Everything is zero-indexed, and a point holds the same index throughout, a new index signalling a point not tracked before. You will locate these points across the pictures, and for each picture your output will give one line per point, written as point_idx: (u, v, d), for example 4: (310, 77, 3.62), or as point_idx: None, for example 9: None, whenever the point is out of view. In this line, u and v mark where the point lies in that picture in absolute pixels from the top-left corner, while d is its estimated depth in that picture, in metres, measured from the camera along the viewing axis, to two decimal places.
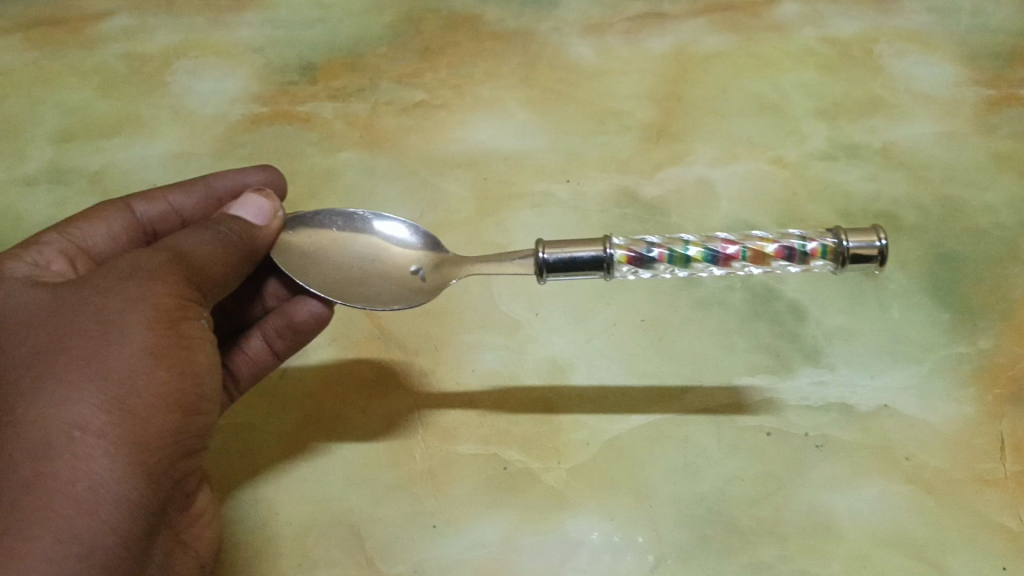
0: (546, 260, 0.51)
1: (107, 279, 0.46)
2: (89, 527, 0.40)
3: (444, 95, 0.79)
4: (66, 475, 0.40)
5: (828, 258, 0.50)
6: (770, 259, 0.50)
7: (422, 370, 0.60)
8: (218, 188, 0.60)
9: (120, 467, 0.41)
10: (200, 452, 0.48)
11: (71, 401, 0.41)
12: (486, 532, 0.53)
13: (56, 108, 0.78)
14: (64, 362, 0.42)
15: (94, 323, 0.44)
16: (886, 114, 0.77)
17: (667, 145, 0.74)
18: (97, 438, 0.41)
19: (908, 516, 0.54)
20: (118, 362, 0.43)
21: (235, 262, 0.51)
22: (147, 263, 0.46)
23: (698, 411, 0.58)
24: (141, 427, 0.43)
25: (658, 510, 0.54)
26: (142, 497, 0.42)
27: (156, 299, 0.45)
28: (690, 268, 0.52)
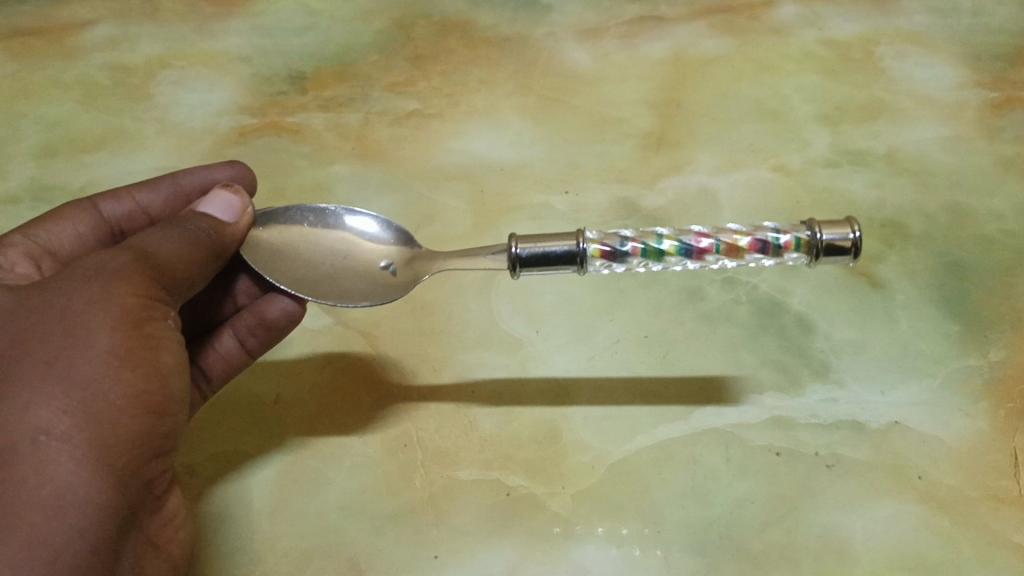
0: (518, 255, 0.49)
1: (70, 279, 0.43)
2: (54, 533, 0.37)
3: (437, 104, 0.77)
4: (28, 481, 0.37)
5: (802, 251, 0.48)
6: (744, 252, 0.49)
7: (421, 393, 0.59)
8: (186, 185, 0.58)
9: (86, 471, 0.38)
10: (171, 454, 0.44)
11: (33, 405, 0.39)
12: (490, 563, 0.51)
13: (37, 121, 0.76)
14: (25, 367, 0.40)
15: (56, 325, 0.41)
16: (889, 118, 0.75)
17: (667, 153, 0.72)
18: (61, 443, 0.38)
19: (924, 537, 0.52)
20: (82, 364, 0.40)
21: (205, 260, 0.48)
22: (111, 262, 0.44)
23: (706, 431, 0.56)
24: (109, 430, 0.40)
25: (667, 536, 0.52)
26: (111, 501, 0.39)
27: (121, 298, 0.42)
28: (664, 262, 0.50)
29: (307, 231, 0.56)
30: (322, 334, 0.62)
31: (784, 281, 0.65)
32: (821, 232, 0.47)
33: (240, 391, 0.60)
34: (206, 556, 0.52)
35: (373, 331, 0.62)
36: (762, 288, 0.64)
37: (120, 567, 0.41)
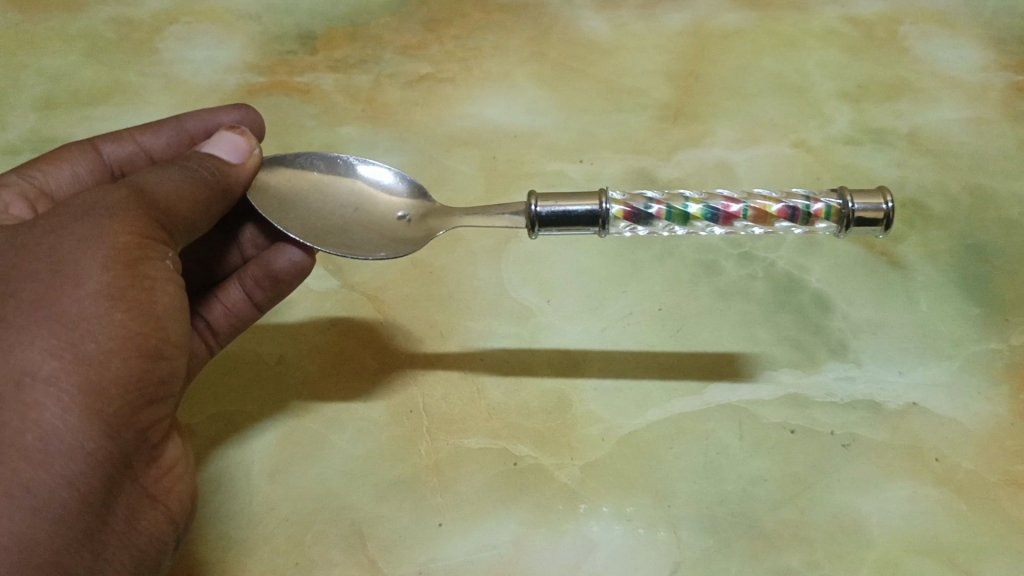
0: (538, 213, 0.47)
1: (61, 216, 0.42)
2: (39, 480, 0.36)
3: (450, 68, 0.75)
4: (13, 424, 0.36)
5: (833, 220, 0.47)
6: (774, 219, 0.47)
7: (428, 359, 0.57)
8: (191, 128, 0.56)
9: (76, 415, 0.37)
10: (166, 400, 0.42)
11: (19, 345, 0.37)
12: (496, 533, 0.49)
13: (41, 73, 0.74)
14: (12, 305, 0.38)
15: (46, 265, 0.40)
16: (912, 97, 0.74)
17: (685, 125, 0.71)
18: (48, 385, 0.37)
19: (942, 521, 0.50)
20: (70, 304, 0.39)
21: (206, 199, 0.47)
22: (104, 199, 0.42)
23: (718, 406, 0.55)
24: (98, 373, 0.38)
25: (678, 511, 0.50)
26: (102, 448, 0.38)
27: (113, 236, 0.41)
28: (690, 227, 0.49)
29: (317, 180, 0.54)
30: (328, 297, 0.61)
31: (802, 257, 0.63)
32: (850, 201, 0.46)
33: (242, 350, 0.58)
34: (201, 519, 0.50)
35: (379, 295, 0.61)
36: (780, 264, 0.63)
37: (113, 516, 0.40)
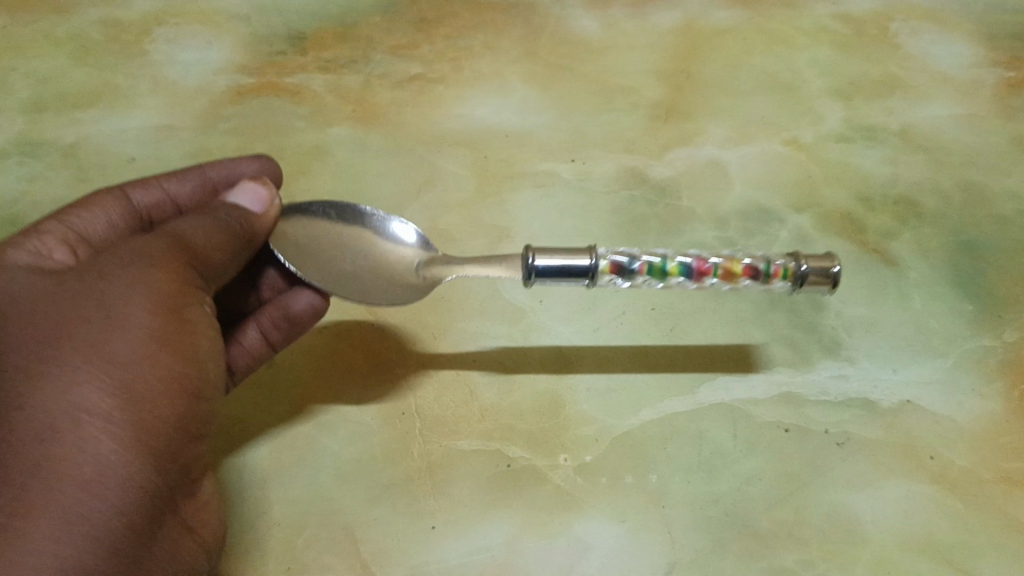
0: (534, 266, 0.46)
1: (108, 265, 0.44)
2: (94, 509, 0.37)
3: (441, 68, 0.75)
4: (70, 458, 0.38)
5: (789, 280, 0.47)
6: (741, 277, 0.47)
7: (420, 362, 0.56)
8: (214, 177, 0.57)
9: (126, 449, 0.39)
10: (206, 441, 0.44)
11: (77, 382, 0.39)
12: (489, 535, 0.49)
13: (28, 76, 0.73)
14: (65, 345, 0.40)
15: (95, 308, 0.42)
16: (904, 94, 0.74)
17: (677, 124, 0.71)
18: (103, 420, 0.39)
19: (936, 519, 0.50)
20: (122, 343, 0.41)
21: (240, 250, 0.49)
22: (146, 249, 0.44)
23: (713, 406, 0.55)
24: (148, 409, 0.40)
25: (672, 512, 0.50)
26: (151, 478, 0.39)
27: (161, 284, 0.43)
28: (667, 282, 0.48)
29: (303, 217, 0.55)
30: None
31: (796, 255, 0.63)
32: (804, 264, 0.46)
33: None
34: None
35: None
36: None
37: (159, 547, 0.41)
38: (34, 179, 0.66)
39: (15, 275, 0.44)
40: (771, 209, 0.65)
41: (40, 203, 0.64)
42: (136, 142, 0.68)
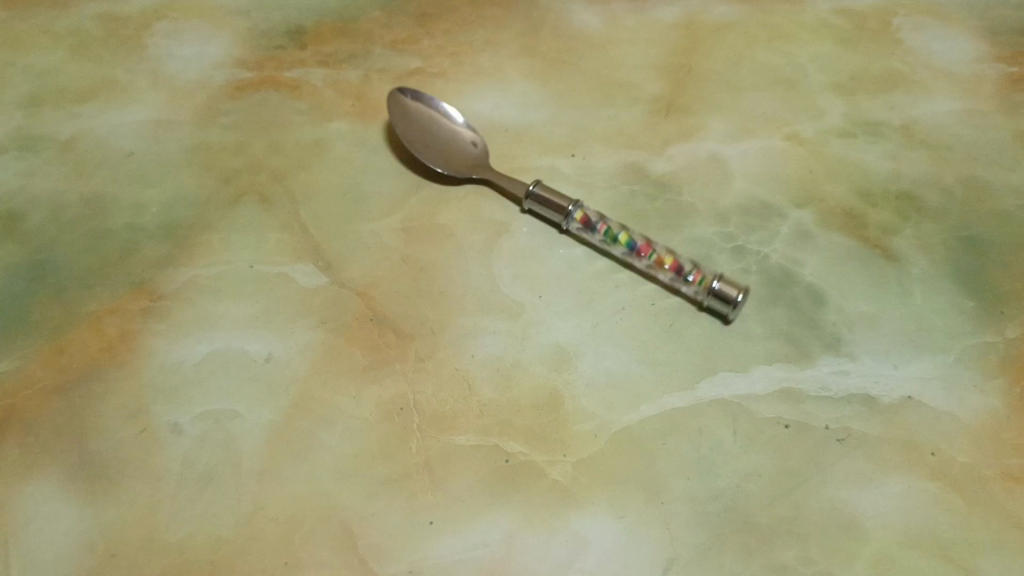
0: (531, 190, 0.62)
1: (92, 343, 0.55)
2: (67, 550, 0.48)
3: (440, 63, 0.74)
4: (63, 508, 0.49)
5: (702, 289, 0.57)
6: (665, 269, 0.58)
7: (419, 357, 0.56)
8: (151, 234, 0.61)
9: (111, 502, 0.49)
10: (148, 503, 0.49)
11: (77, 455, 0.51)
12: (488, 531, 0.49)
13: (25, 71, 0.73)
14: (67, 421, 0.52)
15: (75, 402, 0.53)
16: (906, 89, 0.73)
17: (677, 119, 0.70)
18: (86, 495, 0.50)
19: (938, 516, 0.50)
20: (83, 467, 0.51)
21: (131, 372, 0.54)
22: (125, 335, 0.56)
23: (712, 402, 0.54)
24: (117, 493, 0.50)
25: (672, 508, 0.50)
26: (105, 557, 0.48)
27: (118, 389, 0.54)
28: (614, 248, 0.60)
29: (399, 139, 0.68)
30: (317, 293, 0.59)
31: (796, 250, 0.62)
32: (735, 293, 0.56)
33: (231, 348, 0.56)
34: (188, 520, 0.49)
35: (370, 291, 0.59)
36: (774, 258, 0.62)
37: None
38: (32, 174, 0.65)
39: (24, 349, 0.55)
40: (772, 204, 0.65)
41: (38, 197, 0.64)
42: (134, 137, 0.68)
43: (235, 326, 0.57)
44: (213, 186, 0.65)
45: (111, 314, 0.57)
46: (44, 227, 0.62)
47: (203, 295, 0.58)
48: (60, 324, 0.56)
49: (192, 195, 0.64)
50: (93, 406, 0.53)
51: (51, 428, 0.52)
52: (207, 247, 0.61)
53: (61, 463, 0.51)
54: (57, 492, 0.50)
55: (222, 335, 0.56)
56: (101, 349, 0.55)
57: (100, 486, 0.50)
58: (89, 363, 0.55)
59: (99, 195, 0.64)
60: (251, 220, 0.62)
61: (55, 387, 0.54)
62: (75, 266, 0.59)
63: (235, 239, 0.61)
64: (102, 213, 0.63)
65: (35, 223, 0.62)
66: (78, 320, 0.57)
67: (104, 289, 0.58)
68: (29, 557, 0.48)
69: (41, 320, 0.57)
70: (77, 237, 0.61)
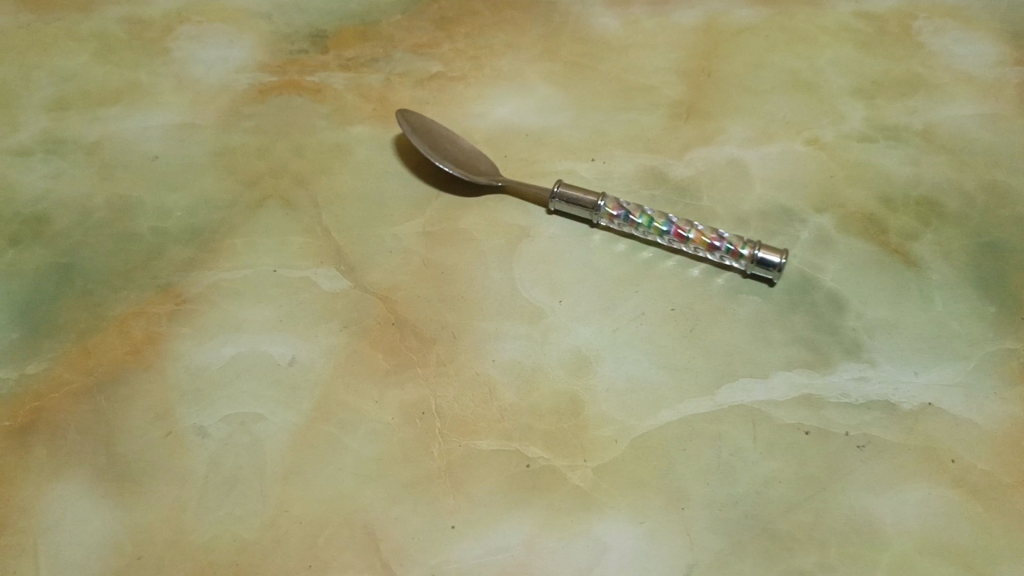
0: (558, 192, 0.63)
1: (119, 346, 0.56)
2: (94, 550, 0.48)
3: (461, 66, 0.75)
4: (91, 509, 0.50)
5: (744, 261, 0.60)
6: (704, 247, 0.60)
7: (440, 361, 0.56)
8: (176, 238, 0.62)
9: (137, 503, 0.50)
10: (174, 504, 0.50)
11: (104, 456, 0.52)
12: (509, 535, 0.49)
13: (52, 74, 0.74)
14: (95, 423, 0.53)
15: (102, 404, 0.54)
16: (927, 93, 0.73)
17: (697, 123, 0.70)
18: (113, 496, 0.50)
19: (957, 523, 0.50)
20: (110, 468, 0.51)
21: (158, 374, 0.55)
22: (151, 338, 0.57)
23: (732, 407, 0.55)
24: (143, 494, 0.50)
25: (692, 514, 0.50)
26: (131, 557, 0.48)
27: (145, 392, 0.54)
28: (649, 234, 0.62)
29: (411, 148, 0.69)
30: (340, 297, 0.59)
31: (816, 256, 0.62)
32: (777, 256, 0.58)
33: (255, 351, 0.56)
34: (213, 521, 0.50)
35: (392, 295, 0.59)
36: (794, 264, 0.62)
37: None
38: (58, 177, 0.66)
39: (52, 351, 0.56)
40: (792, 209, 0.65)
41: (64, 200, 0.65)
42: (158, 140, 0.69)
43: (259, 329, 0.57)
44: (237, 190, 0.65)
45: (138, 317, 0.58)
46: (70, 230, 0.63)
47: (228, 298, 0.59)
48: (88, 326, 0.57)
49: (216, 198, 0.65)
50: (120, 408, 0.54)
51: (78, 429, 0.53)
52: (232, 250, 0.61)
53: (88, 463, 0.52)
54: (85, 493, 0.51)
55: (247, 338, 0.57)
56: (127, 351, 0.56)
57: (126, 488, 0.51)
58: (115, 366, 0.55)
59: (125, 198, 0.65)
60: (274, 224, 0.63)
61: (83, 388, 0.54)
62: (102, 269, 0.60)
63: (259, 242, 0.62)
64: (127, 216, 0.64)
65: (62, 226, 0.63)
66: (105, 322, 0.57)
67: (130, 292, 0.59)
68: (57, 556, 0.48)
69: (68, 322, 0.57)
70: (103, 240, 0.62)
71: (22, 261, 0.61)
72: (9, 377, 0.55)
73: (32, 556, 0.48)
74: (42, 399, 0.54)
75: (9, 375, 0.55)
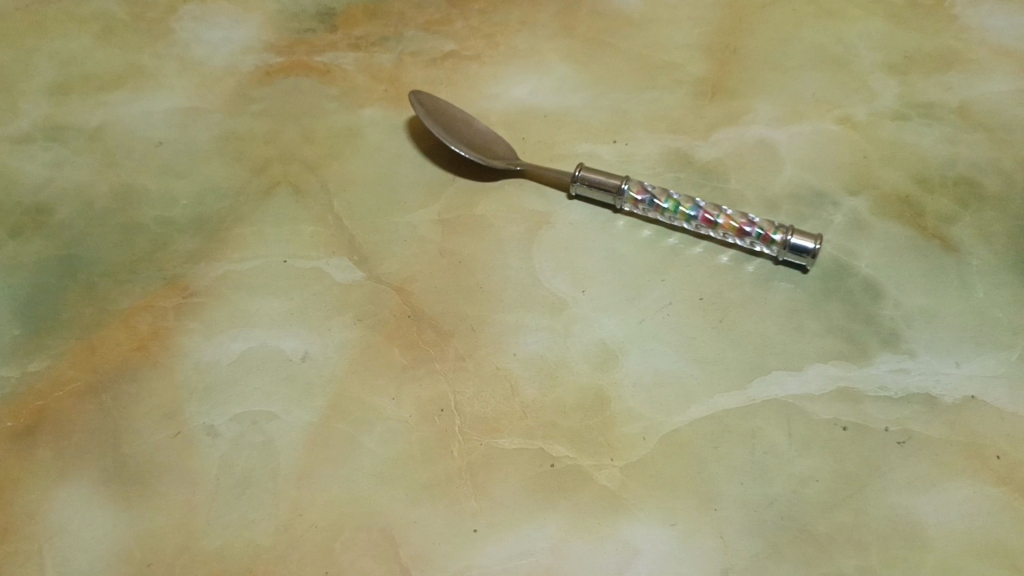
0: (578, 176, 0.60)
1: (123, 343, 0.54)
2: (101, 558, 0.47)
3: (475, 44, 0.72)
4: (96, 514, 0.48)
5: (776, 246, 0.57)
6: (734, 233, 0.58)
7: (459, 355, 0.54)
8: (181, 228, 0.60)
9: (144, 509, 0.48)
10: (183, 509, 0.48)
11: (109, 458, 0.50)
12: (533, 539, 0.47)
13: (52, 57, 0.71)
14: (100, 423, 0.51)
15: (107, 402, 0.52)
16: (962, 69, 0.70)
17: (723, 102, 0.67)
18: (119, 500, 0.48)
19: (1004, 524, 0.48)
20: (115, 471, 0.49)
21: (164, 371, 0.53)
22: (157, 333, 0.55)
23: (766, 402, 0.52)
24: (149, 499, 0.48)
25: (725, 515, 0.48)
26: (138, 566, 0.46)
27: (151, 390, 0.52)
28: (676, 220, 0.59)
29: (424, 131, 0.66)
30: (353, 289, 0.57)
31: (851, 241, 0.59)
32: (811, 242, 0.56)
33: (266, 347, 0.54)
34: (225, 526, 0.47)
35: (407, 287, 0.57)
36: (827, 250, 0.59)
37: None
38: (59, 165, 0.64)
39: (54, 347, 0.54)
40: (824, 192, 0.62)
41: (66, 189, 0.62)
42: (162, 126, 0.66)
43: (271, 323, 0.55)
44: (245, 176, 0.63)
45: (144, 311, 0.55)
46: (72, 220, 0.60)
47: (237, 291, 0.56)
48: (91, 322, 0.55)
49: (224, 186, 0.62)
50: (127, 407, 0.52)
51: (83, 430, 0.51)
52: (240, 241, 0.59)
53: (93, 466, 0.50)
54: (91, 497, 0.49)
55: (257, 333, 0.55)
56: (133, 348, 0.54)
57: (134, 491, 0.49)
58: (121, 363, 0.53)
59: (128, 186, 0.62)
60: (284, 212, 0.61)
61: (88, 387, 0.52)
62: (106, 261, 0.58)
63: (269, 231, 0.59)
64: (131, 206, 0.61)
65: (64, 216, 0.61)
66: (110, 317, 0.55)
67: (136, 285, 0.57)
68: (62, 565, 0.46)
69: (72, 317, 0.55)
70: (106, 231, 0.60)
71: (23, 253, 0.59)
72: (11, 376, 0.53)
73: (37, 564, 0.47)
74: (45, 397, 0.52)
75: (11, 373, 0.53)
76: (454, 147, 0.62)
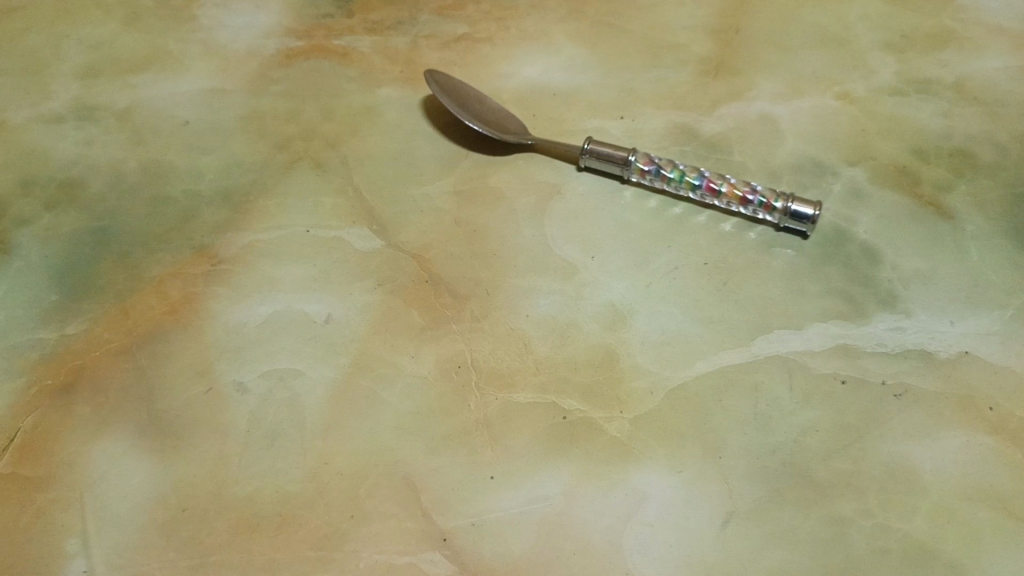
0: (587, 149, 0.63)
1: (155, 308, 0.57)
2: (138, 504, 0.49)
3: (487, 28, 0.75)
4: (132, 464, 0.51)
5: (777, 214, 0.59)
6: (737, 202, 0.60)
7: (475, 317, 0.57)
8: (208, 200, 0.63)
9: (178, 459, 0.51)
10: (215, 459, 0.51)
11: (142, 414, 0.53)
12: (548, 486, 0.50)
13: (80, 42, 0.74)
14: (134, 381, 0.54)
15: (141, 361, 0.55)
16: (958, 47, 0.72)
17: (726, 79, 0.70)
18: (153, 451, 0.51)
19: (996, 470, 0.50)
20: (148, 425, 0.52)
21: (194, 334, 0.56)
22: (187, 298, 0.57)
23: (768, 358, 0.55)
24: (182, 450, 0.51)
25: (729, 463, 0.51)
26: (172, 511, 0.49)
27: (182, 352, 0.55)
28: (681, 190, 0.62)
29: (439, 109, 0.69)
30: (373, 256, 0.59)
31: (850, 208, 0.62)
32: (810, 209, 0.58)
33: (292, 310, 0.57)
34: (255, 474, 0.50)
35: (425, 254, 0.60)
36: (826, 216, 0.62)
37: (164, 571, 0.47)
38: (90, 143, 0.67)
39: (90, 312, 0.57)
40: (824, 162, 0.64)
41: (98, 165, 0.65)
42: (188, 106, 0.69)
43: (295, 288, 0.58)
44: (268, 152, 0.65)
45: (175, 278, 0.58)
46: (105, 194, 0.63)
47: (262, 258, 0.59)
48: (125, 287, 0.58)
49: (248, 161, 0.65)
50: (160, 365, 0.54)
51: (120, 387, 0.54)
52: (265, 212, 0.62)
53: (129, 420, 0.52)
54: (127, 448, 0.51)
55: (283, 297, 0.57)
56: (165, 312, 0.57)
57: (169, 443, 0.51)
58: (154, 325, 0.56)
59: (157, 162, 0.65)
60: (306, 185, 0.63)
61: (122, 347, 0.55)
62: (137, 232, 0.61)
63: (292, 203, 0.62)
64: (161, 181, 0.64)
65: (96, 190, 0.64)
66: (143, 283, 0.58)
67: (167, 254, 0.60)
68: (101, 510, 0.49)
69: (106, 284, 0.58)
70: (137, 204, 0.63)
71: (58, 225, 0.61)
72: (50, 338, 0.56)
73: (79, 509, 0.49)
74: (82, 356, 0.55)
75: (51, 335, 0.56)
76: (468, 122, 0.65)
